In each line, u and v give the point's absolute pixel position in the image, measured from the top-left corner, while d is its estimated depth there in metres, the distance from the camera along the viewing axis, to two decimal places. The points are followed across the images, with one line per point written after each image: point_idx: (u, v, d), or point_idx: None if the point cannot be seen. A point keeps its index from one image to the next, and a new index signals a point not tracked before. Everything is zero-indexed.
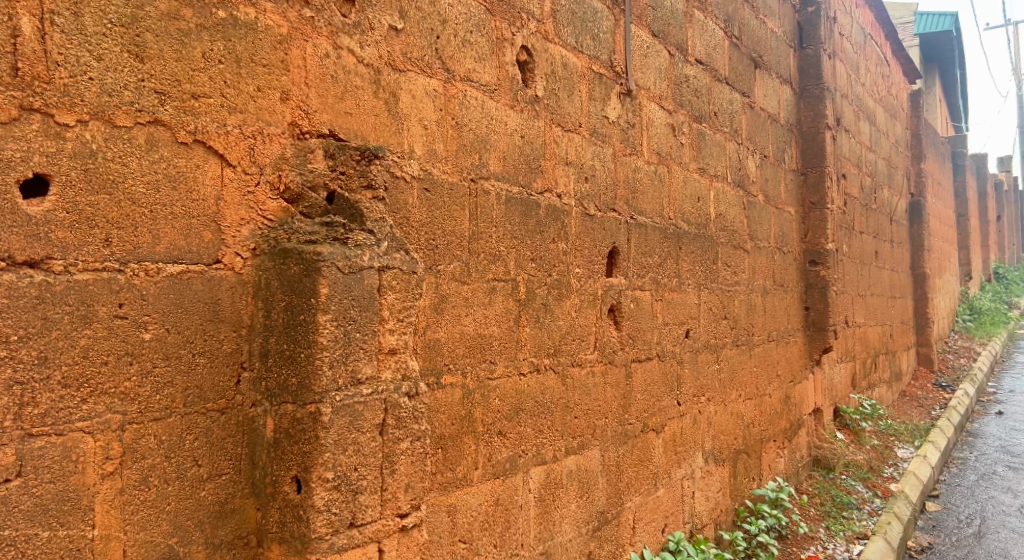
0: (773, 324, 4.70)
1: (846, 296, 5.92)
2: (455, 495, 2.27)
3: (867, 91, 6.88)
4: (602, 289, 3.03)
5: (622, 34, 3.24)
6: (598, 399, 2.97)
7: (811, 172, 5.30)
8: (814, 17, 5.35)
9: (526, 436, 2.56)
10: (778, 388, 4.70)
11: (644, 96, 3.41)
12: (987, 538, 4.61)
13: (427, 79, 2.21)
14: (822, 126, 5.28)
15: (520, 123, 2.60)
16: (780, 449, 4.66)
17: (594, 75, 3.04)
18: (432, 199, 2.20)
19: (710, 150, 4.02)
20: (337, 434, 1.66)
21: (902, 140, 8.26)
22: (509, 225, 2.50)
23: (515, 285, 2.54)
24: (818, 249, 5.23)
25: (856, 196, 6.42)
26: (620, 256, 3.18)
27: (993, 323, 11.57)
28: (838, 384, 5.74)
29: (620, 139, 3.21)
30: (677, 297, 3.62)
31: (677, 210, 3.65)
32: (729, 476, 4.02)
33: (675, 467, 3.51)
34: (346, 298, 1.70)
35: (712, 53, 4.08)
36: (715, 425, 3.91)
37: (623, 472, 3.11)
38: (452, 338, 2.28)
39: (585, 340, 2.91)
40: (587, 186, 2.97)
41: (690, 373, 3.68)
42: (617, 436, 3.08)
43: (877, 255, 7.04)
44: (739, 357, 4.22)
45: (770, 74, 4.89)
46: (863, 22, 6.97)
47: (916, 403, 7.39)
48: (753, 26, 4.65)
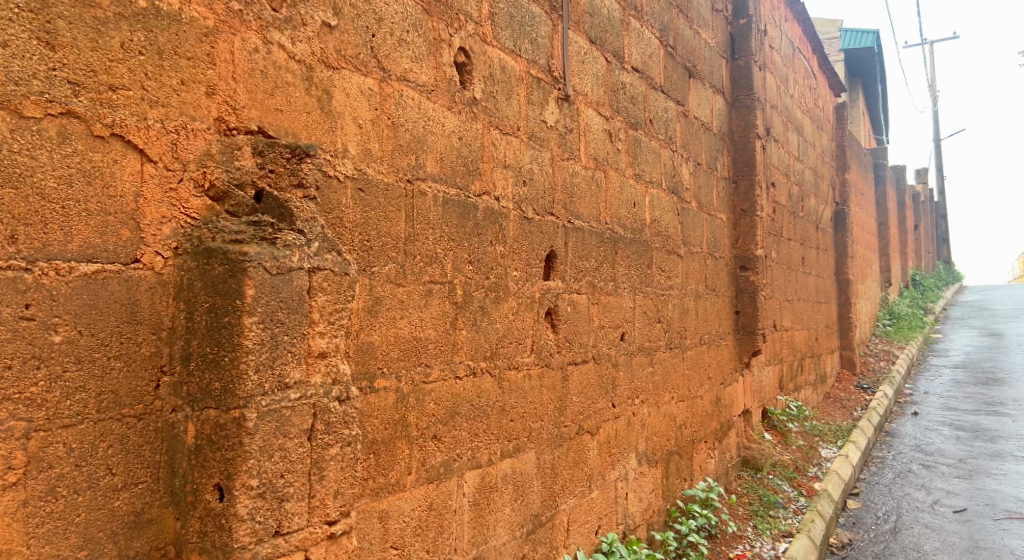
0: (705, 328, 4.80)
1: (774, 300, 6.09)
2: (387, 500, 2.23)
3: (795, 103, 7.11)
4: (540, 292, 3.04)
5: (559, 40, 3.26)
6: (534, 402, 2.97)
7: (742, 180, 5.44)
8: (745, 29, 5.50)
9: (461, 439, 2.54)
10: (709, 390, 4.80)
11: (581, 102, 3.43)
12: (902, 534, 4.80)
13: (362, 77, 2.17)
14: (753, 135, 5.43)
15: (457, 124, 2.58)
16: (710, 449, 4.75)
17: (532, 80, 3.05)
18: (366, 199, 2.16)
19: (646, 157, 4.08)
20: (262, 439, 1.62)
21: (828, 151, 8.58)
22: (445, 226, 2.48)
23: (451, 288, 2.52)
24: (748, 255, 5.37)
25: (784, 204, 6.63)
26: (557, 260, 3.19)
27: (910, 326, 12.10)
28: (766, 386, 5.90)
29: (558, 143, 3.23)
30: (613, 301, 3.66)
31: (613, 215, 3.69)
32: (662, 477, 4.08)
33: (610, 469, 3.54)
34: (274, 300, 1.66)
35: (648, 62, 4.14)
36: (649, 427, 3.96)
37: (558, 475, 3.12)
38: (386, 341, 2.24)
39: (522, 343, 2.91)
40: (525, 189, 2.97)
41: (624, 375, 3.73)
42: (553, 438, 3.09)
43: (804, 262, 7.27)
44: (672, 359, 4.29)
45: (703, 84, 5.00)
46: (792, 35, 7.21)
47: (839, 404, 7.66)
48: (687, 36, 4.74)
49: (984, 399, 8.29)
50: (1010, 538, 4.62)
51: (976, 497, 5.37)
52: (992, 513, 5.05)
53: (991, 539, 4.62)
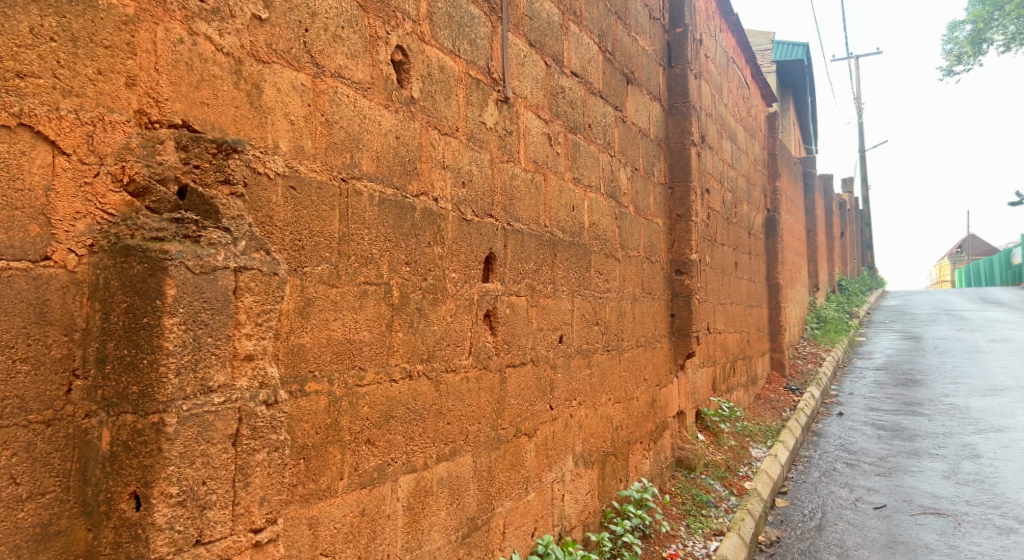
0: (641, 330, 4.86)
1: (708, 304, 6.22)
2: (318, 506, 2.18)
3: (728, 111, 7.29)
4: (478, 294, 3.03)
5: (498, 42, 3.25)
6: (471, 405, 2.95)
7: (678, 186, 5.53)
8: (681, 38, 5.61)
9: (396, 443, 2.50)
10: (645, 392, 4.86)
11: (521, 105, 3.43)
12: (826, 530, 4.96)
13: (294, 73, 2.12)
14: (688, 142, 5.53)
15: (394, 123, 2.55)
16: (645, 450, 4.81)
17: (471, 81, 3.03)
18: (298, 198, 2.11)
19: (584, 161, 4.11)
20: (182, 445, 1.56)
21: (759, 159, 8.82)
22: (381, 226, 2.44)
23: (387, 289, 2.48)
24: (683, 259, 5.46)
25: (718, 210, 6.77)
26: (496, 262, 3.18)
27: (837, 329, 12.54)
28: (700, 388, 6.03)
29: (497, 145, 3.22)
30: (551, 303, 3.67)
31: (552, 218, 3.70)
32: (598, 478, 4.11)
33: (546, 470, 3.54)
34: (196, 300, 1.60)
35: (587, 67, 4.18)
36: (585, 428, 3.99)
37: (494, 477, 3.10)
38: (318, 343, 2.19)
39: (460, 345, 2.89)
40: (464, 190, 2.95)
41: (562, 377, 3.74)
42: (489, 441, 3.07)
43: (736, 266, 7.44)
44: (609, 361, 4.33)
45: (641, 90, 5.07)
46: (726, 46, 7.38)
47: (769, 405, 7.88)
48: (625, 42, 4.80)
49: (904, 399, 8.65)
50: (926, 532, 4.82)
51: (895, 494, 5.59)
52: (909, 509, 5.26)
53: (908, 533, 4.81)
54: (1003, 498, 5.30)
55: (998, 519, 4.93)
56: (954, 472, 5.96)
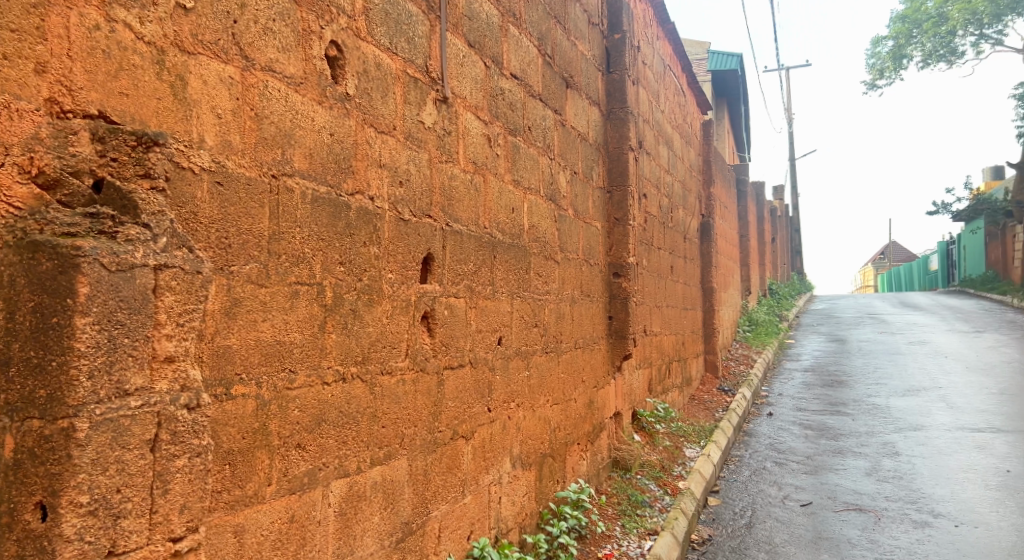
0: (579, 332, 4.89)
1: (644, 306, 6.31)
2: (244, 514, 2.11)
3: (665, 118, 7.41)
4: (416, 296, 2.99)
5: (437, 41, 3.22)
6: (407, 408, 2.91)
7: (616, 191, 5.59)
8: (620, 44, 5.68)
9: (328, 447, 2.44)
10: (583, 393, 4.89)
11: (460, 105, 3.41)
12: (756, 528, 5.08)
13: (221, 65, 2.05)
14: (626, 147, 5.61)
15: (329, 120, 2.49)
16: (582, 451, 4.84)
17: (409, 79, 2.99)
18: (224, 194, 2.04)
19: (524, 163, 4.11)
20: (94, 452, 1.49)
21: (695, 165, 8.99)
22: (314, 226, 2.39)
23: (320, 289, 2.42)
24: (620, 262, 5.52)
25: (654, 214, 6.87)
26: (434, 263, 3.14)
27: (767, 332, 12.90)
28: (636, 389, 6.10)
29: (436, 145, 3.19)
30: (490, 305, 3.65)
31: (491, 219, 3.68)
32: (535, 480, 4.11)
33: (483, 473, 3.52)
34: (112, 299, 1.54)
35: (526, 69, 4.18)
36: (523, 430, 3.98)
37: (430, 481, 3.07)
38: (246, 345, 2.12)
39: (396, 347, 2.84)
40: (401, 190, 2.91)
41: (500, 379, 3.73)
42: (426, 444, 3.04)
43: (672, 270, 7.57)
44: (547, 364, 4.34)
45: (580, 94, 5.11)
46: (663, 53, 7.50)
47: (703, 406, 8.04)
48: (565, 46, 4.83)
49: (829, 400, 8.95)
50: (849, 528, 4.98)
51: (820, 491, 5.76)
52: (833, 505, 5.43)
53: (832, 529, 4.97)
54: (919, 494, 5.53)
55: (915, 514, 5.14)
56: (875, 469, 6.19)
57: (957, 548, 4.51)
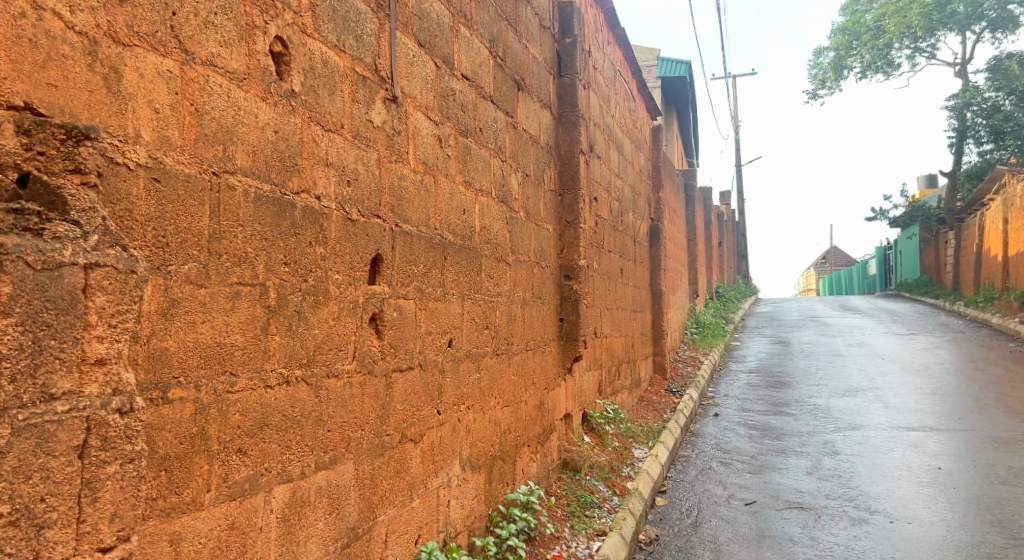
0: (530, 334, 4.89)
1: (595, 309, 6.34)
2: (181, 521, 2.04)
3: (616, 122, 7.48)
4: (364, 297, 2.95)
5: (386, 40, 3.19)
6: (354, 411, 2.87)
7: (567, 193, 5.61)
8: (570, 48, 5.71)
9: (270, 452, 2.39)
10: (533, 395, 4.89)
11: (409, 105, 3.37)
12: (702, 527, 5.16)
13: (159, 58, 1.99)
14: (577, 151, 5.64)
15: (273, 117, 2.44)
16: (532, 453, 4.84)
17: (357, 77, 2.95)
18: (162, 191, 1.98)
19: (475, 165, 4.10)
20: (16, 459, 1.43)
21: (644, 170, 9.10)
22: (258, 225, 2.34)
23: (263, 290, 2.36)
24: (571, 265, 5.54)
25: (605, 217, 6.93)
26: (383, 264, 3.10)
27: (714, 335, 13.14)
28: (586, 391, 6.14)
29: (385, 145, 3.15)
30: (440, 307, 3.62)
31: (442, 221, 3.65)
32: (485, 482, 4.09)
33: (432, 476, 3.48)
34: (37, 299, 1.48)
35: (477, 70, 4.17)
36: (473, 433, 3.96)
37: (377, 485, 3.02)
38: (184, 347, 2.06)
39: (342, 350, 2.79)
40: (349, 190, 2.87)
41: (450, 382, 3.70)
42: (373, 448, 2.99)
43: (622, 272, 7.65)
44: (498, 366, 4.32)
45: (531, 97, 5.12)
46: (614, 58, 7.57)
47: (651, 407, 8.13)
48: (516, 49, 4.83)
49: (773, 401, 9.15)
50: (790, 525, 5.09)
51: (763, 490, 5.88)
52: (776, 504, 5.55)
53: (774, 527, 5.07)
54: (857, 491, 5.69)
55: (853, 511, 5.28)
56: (816, 468, 6.35)
57: (892, 543, 4.64)
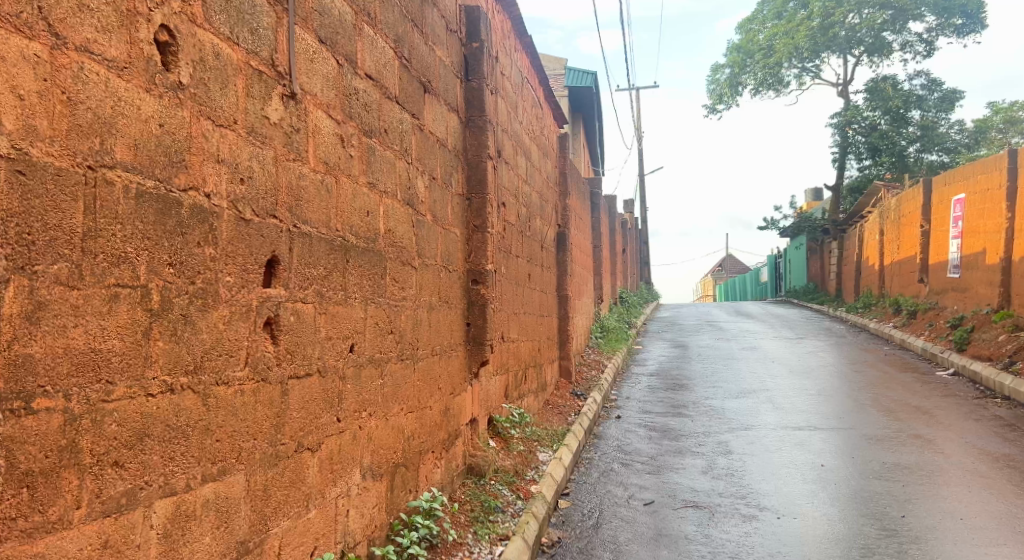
0: (437, 339, 4.84)
1: (502, 313, 6.35)
2: (46, 542, 1.90)
3: (523, 128, 7.53)
4: (258, 301, 2.83)
5: (285, 34, 3.07)
6: (246, 420, 2.74)
7: (475, 197, 5.61)
8: (478, 52, 5.69)
9: (152, 464, 2.25)
10: (438, 401, 4.83)
11: (309, 102, 3.27)
12: (603, 528, 5.24)
13: (24, 40, 1.86)
14: (484, 155, 5.64)
15: (159, 109, 2.31)
16: (437, 460, 4.78)
17: (252, 72, 2.84)
18: (27, 184, 1.85)
19: (379, 166, 4.02)
20: None
21: (551, 177, 9.21)
22: (140, 224, 2.20)
23: (145, 293, 2.23)
24: (479, 269, 5.53)
25: (513, 222, 6.95)
26: (280, 266, 2.99)
27: (618, 339, 13.43)
28: (492, 395, 6.13)
29: (283, 142, 3.05)
30: (342, 311, 3.52)
31: (344, 222, 3.56)
32: (386, 490, 4.01)
33: (330, 486, 3.38)
34: None
35: (381, 70, 4.09)
36: (375, 440, 3.87)
37: (271, 496, 2.90)
38: (52, 353, 1.92)
39: (234, 356, 2.67)
40: (243, 188, 2.75)
41: (352, 388, 3.61)
42: (266, 458, 2.87)
43: (529, 277, 7.70)
44: (403, 371, 4.26)
45: (438, 100, 5.07)
46: (521, 65, 7.61)
47: (556, 410, 8.21)
48: (422, 50, 4.77)
49: (673, 402, 9.42)
50: (686, 524, 5.24)
51: (662, 490, 6.03)
52: (673, 503, 5.70)
53: (671, 526, 5.21)
54: (748, 489, 5.91)
55: (744, 508, 5.49)
56: (712, 468, 6.56)
57: (779, 538, 4.85)
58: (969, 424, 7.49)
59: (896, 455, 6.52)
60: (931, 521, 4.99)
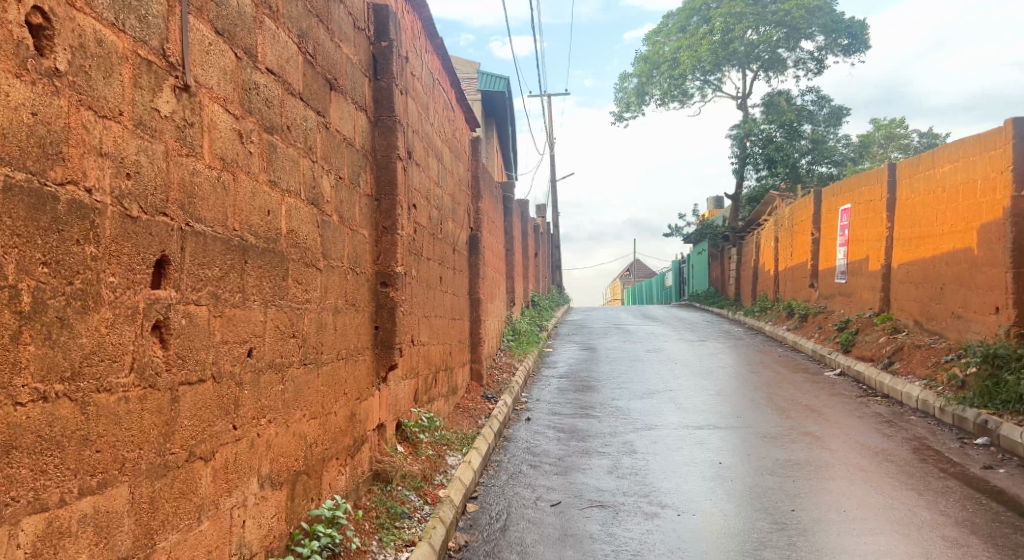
0: (343, 343, 4.73)
1: (412, 316, 6.29)
2: None
3: (435, 130, 7.48)
4: (145, 303, 2.68)
5: (177, 23, 2.92)
6: (131, 429, 2.59)
7: (384, 199, 5.53)
8: (387, 51, 5.58)
9: (20, 479, 2.09)
10: (344, 406, 4.73)
11: (205, 96, 3.13)
12: (510, 530, 5.24)
13: None
14: (394, 155, 5.55)
15: (30, 96, 2.15)
16: (341, 466, 4.67)
17: (140, 62, 2.69)
18: None
19: (281, 165, 3.89)
20: None
21: (464, 180, 9.18)
22: (8, 220, 2.05)
23: (14, 293, 2.07)
24: (388, 272, 5.45)
25: (424, 224, 6.88)
26: (171, 267, 2.84)
27: (529, 342, 13.54)
28: (401, 400, 6.05)
29: (175, 137, 2.90)
30: (239, 314, 3.39)
31: (242, 221, 3.42)
32: (286, 499, 3.87)
33: (224, 496, 3.23)
34: None
35: (284, 66, 3.96)
36: (274, 448, 3.73)
37: (159, 509, 2.75)
38: None
39: (118, 361, 2.52)
40: (129, 183, 2.60)
41: (249, 394, 3.47)
42: (154, 469, 2.72)
43: (441, 281, 7.64)
44: (305, 377, 4.13)
45: (345, 98, 4.96)
46: (432, 66, 7.56)
47: (467, 414, 8.17)
48: (327, 46, 4.64)
49: (581, 403, 9.56)
50: (591, 523, 5.31)
51: (568, 490, 6.10)
52: (579, 503, 5.76)
53: (576, 526, 5.26)
54: (650, 487, 6.05)
55: (646, 506, 5.61)
56: (617, 467, 6.68)
57: (679, 535, 4.98)
58: (852, 421, 7.93)
59: (787, 452, 6.82)
60: (817, 513, 5.23)
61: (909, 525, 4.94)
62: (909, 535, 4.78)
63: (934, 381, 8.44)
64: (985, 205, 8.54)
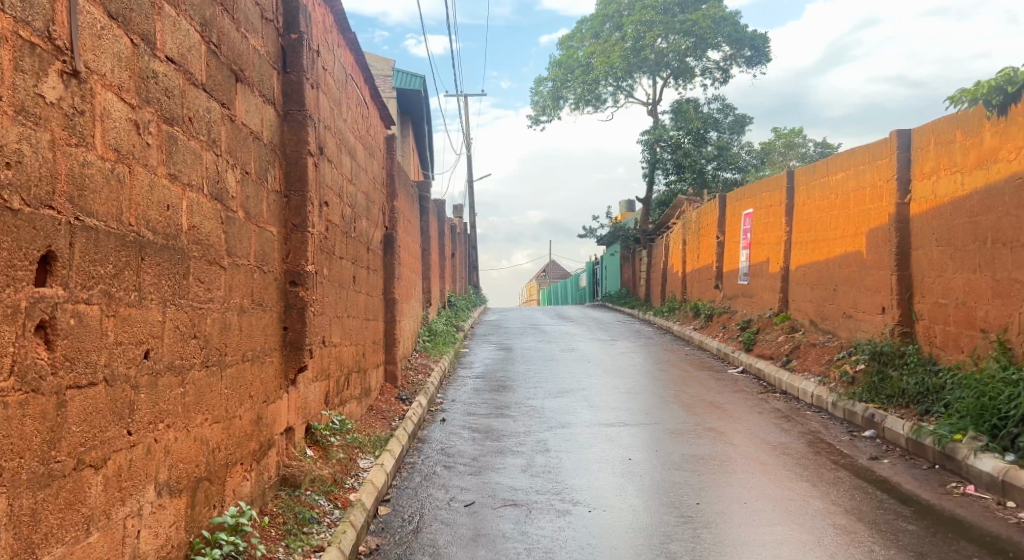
0: (248, 343, 4.57)
1: (323, 316, 6.15)
2: None
3: (347, 126, 7.32)
4: (27, 301, 2.51)
5: (65, 4, 2.73)
6: (10, 435, 2.42)
7: (293, 196, 5.38)
8: (297, 44, 5.42)
9: None
10: (249, 410, 4.56)
11: (96, 83, 2.95)
12: (422, 532, 5.19)
13: None
14: (304, 152, 5.41)
15: None
16: (246, 471, 4.51)
17: (22, 45, 2.50)
18: None
19: (182, 158, 3.72)
20: None
21: (378, 178, 9.04)
22: None
23: None
24: (298, 270, 5.30)
25: (337, 222, 6.73)
26: (57, 263, 2.67)
27: (444, 342, 13.47)
28: (311, 402, 5.92)
29: (62, 125, 2.72)
30: (135, 314, 3.21)
31: (139, 216, 3.26)
32: (186, 507, 3.71)
33: (117, 505, 3.07)
34: None
35: (186, 55, 3.79)
36: (172, 454, 3.56)
37: (42, 520, 2.58)
38: None
39: None
40: (9, 173, 2.43)
41: (146, 398, 3.30)
42: (37, 478, 2.56)
43: (354, 281, 7.50)
44: (207, 379, 3.96)
45: (251, 91, 4.79)
46: (345, 61, 7.40)
47: (380, 416, 8.06)
48: (233, 37, 4.48)
49: (495, 403, 9.57)
50: (503, 523, 5.31)
51: (482, 490, 6.08)
52: (492, 503, 5.76)
53: (489, 525, 5.26)
54: (563, 485, 6.11)
55: (558, 504, 5.66)
56: (531, 466, 6.72)
57: (589, 531, 5.05)
58: (754, 416, 8.25)
59: (693, 447, 7.02)
60: (720, 506, 5.41)
61: (804, 515, 5.17)
62: (802, 524, 5.00)
63: (828, 377, 8.88)
64: (873, 211, 9.02)
